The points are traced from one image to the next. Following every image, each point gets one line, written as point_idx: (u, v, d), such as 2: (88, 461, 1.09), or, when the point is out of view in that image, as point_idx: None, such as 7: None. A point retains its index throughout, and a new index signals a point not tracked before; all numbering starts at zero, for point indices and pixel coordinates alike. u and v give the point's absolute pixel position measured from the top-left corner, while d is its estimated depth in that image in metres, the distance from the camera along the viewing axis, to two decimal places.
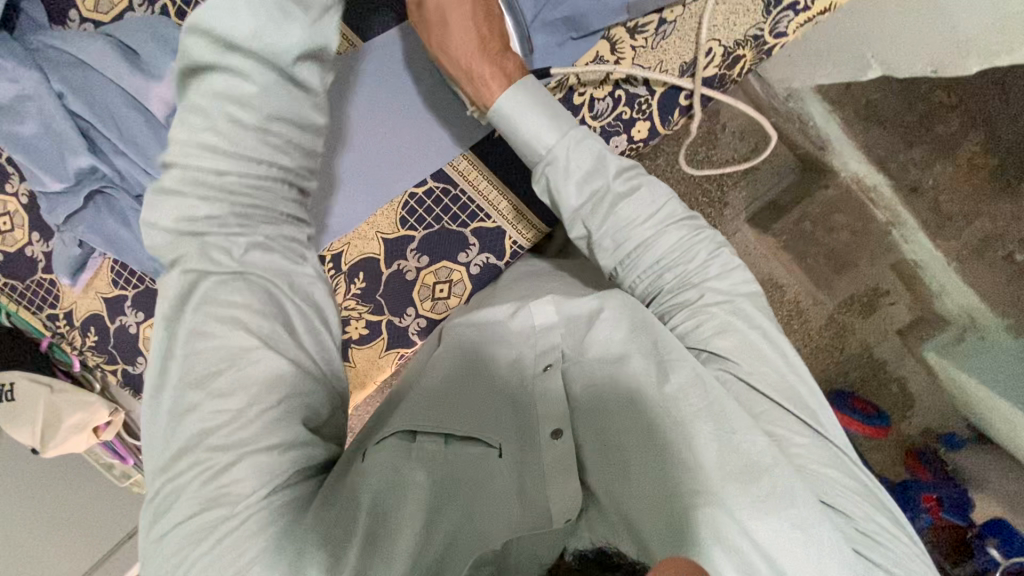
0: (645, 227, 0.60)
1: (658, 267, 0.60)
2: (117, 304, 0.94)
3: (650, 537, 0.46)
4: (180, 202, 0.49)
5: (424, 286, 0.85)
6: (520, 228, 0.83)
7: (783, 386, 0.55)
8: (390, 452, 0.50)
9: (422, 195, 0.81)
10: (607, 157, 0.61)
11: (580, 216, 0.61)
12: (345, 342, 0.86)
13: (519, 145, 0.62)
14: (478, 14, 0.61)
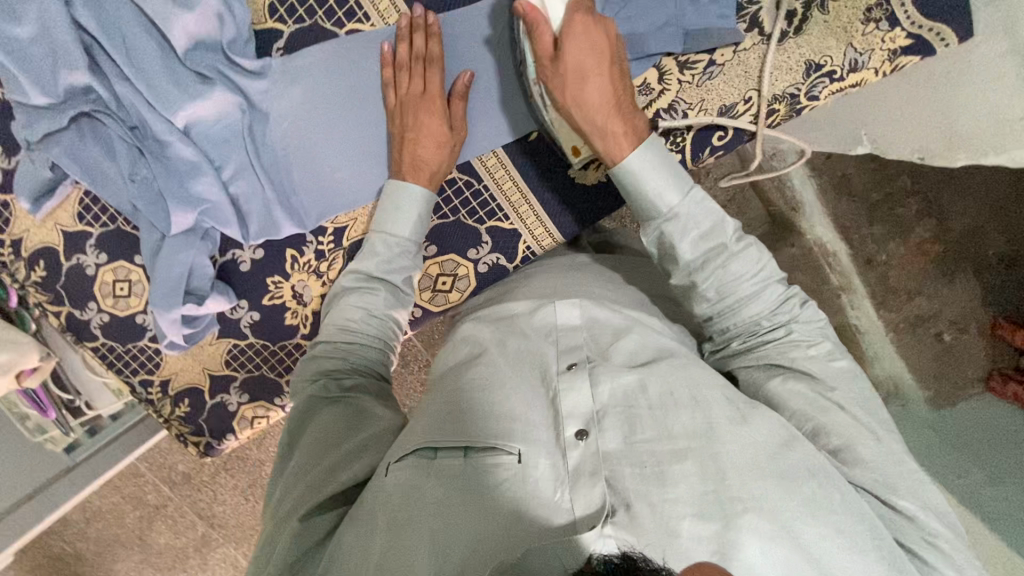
0: (752, 283, 0.62)
1: (756, 316, 0.62)
2: (78, 241, 0.85)
3: (687, 541, 0.46)
4: (345, 321, 0.71)
5: (425, 275, 0.83)
6: (537, 235, 0.81)
7: (841, 398, 0.56)
8: (410, 468, 0.54)
9: (443, 184, 0.79)
10: (725, 220, 0.63)
11: (688, 269, 0.63)
12: None
13: (640, 201, 0.65)
14: (614, 75, 0.67)
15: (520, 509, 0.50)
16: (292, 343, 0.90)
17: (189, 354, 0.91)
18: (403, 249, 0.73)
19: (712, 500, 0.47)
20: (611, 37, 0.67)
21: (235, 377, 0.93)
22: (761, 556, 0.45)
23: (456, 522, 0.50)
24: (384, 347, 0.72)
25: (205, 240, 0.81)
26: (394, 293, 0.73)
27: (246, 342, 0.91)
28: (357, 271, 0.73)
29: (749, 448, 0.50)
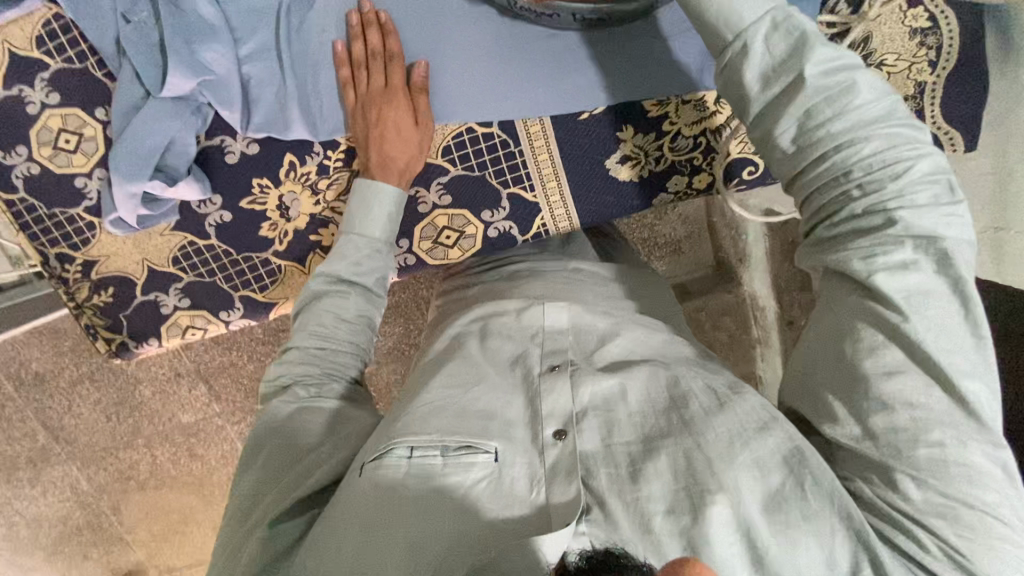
0: (857, 130, 0.53)
1: (847, 183, 0.53)
2: (28, 69, 0.70)
3: (660, 536, 0.48)
4: (306, 339, 0.68)
5: (431, 225, 0.79)
6: (557, 215, 0.80)
7: (915, 327, 0.49)
8: (388, 467, 0.54)
9: (479, 136, 0.75)
10: (814, 43, 0.53)
11: (756, 106, 0.56)
12: (310, 242, 0.80)
13: (706, 31, 0.58)
14: None
15: (491, 509, 0.52)
16: (259, 257, 0.81)
17: (132, 239, 0.79)
18: (376, 248, 0.71)
19: (683, 497, 0.49)
20: None
21: (178, 278, 0.82)
22: (726, 547, 0.48)
23: (427, 526, 0.51)
24: (362, 353, 0.70)
25: (195, 115, 0.72)
26: (368, 297, 0.71)
27: (206, 243, 0.80)
28: (330, 274, 0.69)
29: (723, 437, 0.51)
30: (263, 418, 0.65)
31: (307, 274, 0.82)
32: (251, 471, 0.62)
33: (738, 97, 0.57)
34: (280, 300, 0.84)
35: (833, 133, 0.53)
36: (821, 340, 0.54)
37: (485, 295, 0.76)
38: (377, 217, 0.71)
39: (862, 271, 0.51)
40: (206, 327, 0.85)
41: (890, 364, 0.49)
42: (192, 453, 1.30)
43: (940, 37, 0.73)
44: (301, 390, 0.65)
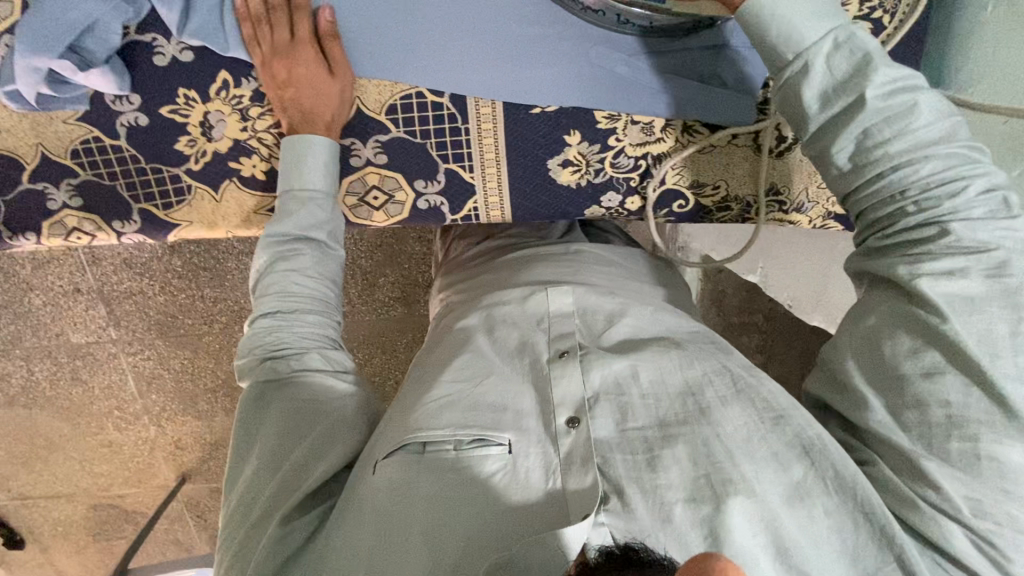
0: (916, 148, 0.60)
1: (903, 198, 0.62)
2: None
3: (681, 526, 0.55)
4: (273, 297, 0.75)
5: (361, 181, 0.77)
6: (489, 202, 0.80)
7: (956, 329, 0.56)
8: (402, 464, 0.61)
9: (429, 103, 0.73)
10: (877, 68, 0.60)
11: (816, 120, 0.63)
12: (228, 170, 0.76)
13: (765, 49, 0.64)
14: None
15: (510, 494, 0.58)
16: (169, 172, 0.76)
17: (30, 120, 0.72)
18: (319, 200, 0.74)
19: (705, 484, 0.56)
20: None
21: (74, 173, 0.75)
22: (750, 535, 0.54)
23: (450, 518, 0.57)
24: (325, 307, 0.77)
25: (128, 4, 0.67)
26: (320, 250, 0.77)
27: (113, 143, 0.74)
28: (272, 233, 0.74)
29: (739, 434, 0.59)
30: (254, 410, 0.73)
31: (218, 202, 0.78)
32: (262, 473, 0.68)
33: (798, 114, 0.64)
34: (184, 223, 0.79)
35: (891, 153, 0.61)
36: (857, 338, 0.63)
37: (494, 284, 0.83)
38: (310, 169, 0.72)
39: (907, 275, 0.60)
40: (94, 233, 0.79)
41: (930, 364, 0.57)
42: (113, 351, 1.48)
43: None
44: (281, 364, 0.73)
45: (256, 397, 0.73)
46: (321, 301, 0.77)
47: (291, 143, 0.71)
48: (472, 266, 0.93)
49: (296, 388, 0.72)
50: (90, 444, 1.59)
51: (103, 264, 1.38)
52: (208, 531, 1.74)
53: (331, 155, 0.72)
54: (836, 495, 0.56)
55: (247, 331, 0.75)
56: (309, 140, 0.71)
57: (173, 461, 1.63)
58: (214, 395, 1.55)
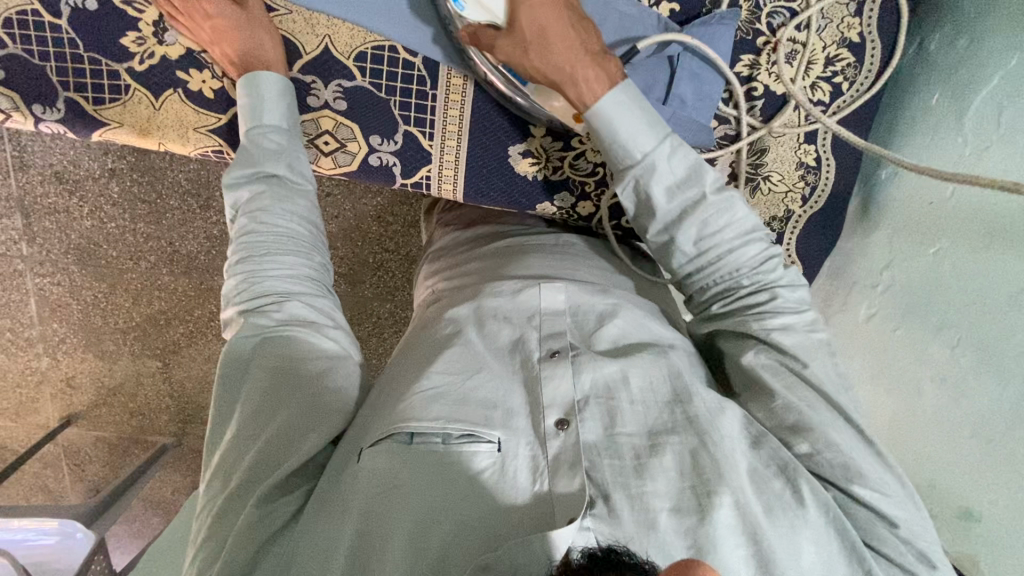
0: (739, 233, 0.66)
1: (736, 274, 0.67)
2: None
3: (664, 532, 0.52)
4: (241, 247, 0.69)
5: (315, 123, 0.75)
6: (444, 175, 0.78)
7: (816, 372, 0.62)
8: (392, 455, 0.57)
9: (400, 60, 0.71)
10: (703, 171, 0.66)
11: (666, 219, 0.66)
12: (175, 79, 0.72)
13: (614, 149, 0.65)
14: (585, 77, 0.64)
15: (497, 494, 0.54)
16: (108, 66, 0.70)
17: None
18: (280, 136, 0.71)
19: (690, 497, 0.54)
20: (579, 68, 0.64)
21: (3, 45, 0.69)
22: (732, 547, 0.52)
23: (435, 515, 0.53)
24: (304, 252, 0.71)
25: None
26: (288, 187, 0.71)
27: (53, 21, 0.68)
28: (235, 171, 0.70)
29: (727, 444, 0.57)
30: (233, 370, 0.67)
31: (156, 110, 0.73)
32: (235, 446, 0.63)
33: (649, 210, 0.67)
34: (114, 125, 0.74)
35: (723, 235, 0.66)
36: (743, 383, 0.65)
37: (487, 273, 0.79)
38: (264, 100, 0.69)
39: (762, 333, 0.64)
40: (10, 112, 0.72)
41: (805, 398, 0.61)
42: (20, 269, 1.36)
43: (819, 178, 0.79)
44: (263, 319, 0.67)
45: (236, 356, 0.67)
46: (299, 242, 0.71)
47: (251, 81, 0.68)
48: (456, 253, 0.89)
49: (281, 343, 0.66)
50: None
51: (31, 173, 1.28)
52: (83, 485, 1.59)
53: (273, 99, 0.69)
54: (816, 514, 0.55)
55: (223, 286, 0.70)
56: (252, 76, 0.68)
57: (59, 401, 1.49)
58: (124, 336, 1.44)
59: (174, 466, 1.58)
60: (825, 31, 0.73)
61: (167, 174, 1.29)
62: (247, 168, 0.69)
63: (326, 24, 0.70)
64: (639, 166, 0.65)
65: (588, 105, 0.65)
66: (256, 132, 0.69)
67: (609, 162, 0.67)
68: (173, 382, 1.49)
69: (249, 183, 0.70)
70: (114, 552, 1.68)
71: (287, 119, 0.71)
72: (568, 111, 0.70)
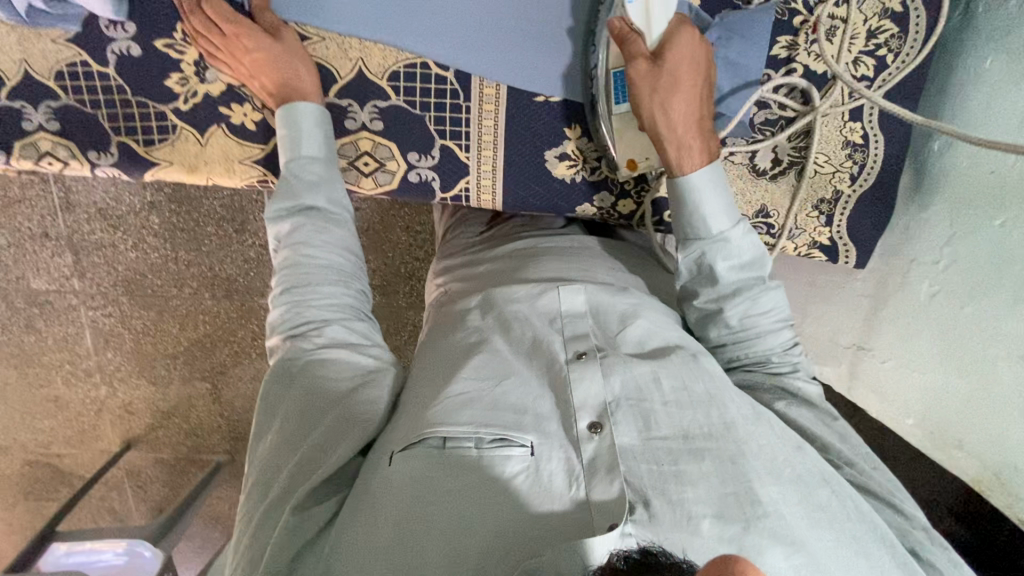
0: (782, 314, 0.72)
1: (774, 350, 0.71)
2: None
3: (710, 537, 0.51)
4: (286, 278, 0.71)
5: (353, 145, 0.76)
6: (482, 185, 0.78)
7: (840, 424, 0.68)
8: (424, 461, 0.57)
9: (432, 76, 0.72)
10: (763, 263, 0.71)
11: (721, 292, 0.71)
12: (218, 115, 0.74)
13: (694, 219, 0.70)
14: (690, 152, 0.69)
15: (533, 502, 0.54)
16: (155, 108, 0.73)
17: (17, 35, 0.70)
18: (320, 168, 0.72)
19: (731, 500, 0.53)
20: (687, 147, 0.69)
21: (56, 96, 0.72)
22: (779, 557, 0.51)
23: (472, 522, 0.53)
24: (344, 280, 0.72)
25: None
26: (324, 217, 0.72)
27: (100, 70, 0.71)
28: (278, 204, 0.71)
29: (762, 449, 0.57)
30: (279, 393, 0.68)
31: (203, 147, 0.75)
32: (277, 461, 0.65)
33: (710, 278, 0.71)
34: (163, 164, 0.76)
35: (769, 306, 0.71)
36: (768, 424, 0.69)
37: (501, 276, 0.79)
38: (301, 133, 0.70)
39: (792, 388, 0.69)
40: (68, 160, 0.76)
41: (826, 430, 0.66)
42: (74, 303, 1.42)
43: (867, 156, 0.77)
44: (303, 343, 0.69)
45: (280, 379, 0.69)
46: (339, 271, 0.72)
47: (288, 112, 0.69)
48: (468, 252, 0.89)
49: (323, 364, 0.68)
50: (34, 396, 1.52)
51: (77, 211, 1.33)
52: (146, 505, 1.66)
53: (311, 133, 0.70)
54: (855, 521, 0.55)
55: (268, 316, 0.72)
56: (291, 105, 0.69)
57: (119, 426, 1.56)
58: (173, 361, 1.49)
59: (230, 482, 1.64)
60: (865, 3, 0.70)
61: (203, 202, 1.33)
62: (288, 202, 0.71)
63: (358, 48, 0.71)
64: (714, 240, 0.69)
65: (683, 171, 0.69)
66: (296, 163, 0.71)
67: (680, 229, 0.72)
68: (223, 402, 1.53)
69: (292, 215, 0.72)
70: (179, 568, 1.75)
71: (323, 152, 0.72)
72: (625, 154, 0.73)
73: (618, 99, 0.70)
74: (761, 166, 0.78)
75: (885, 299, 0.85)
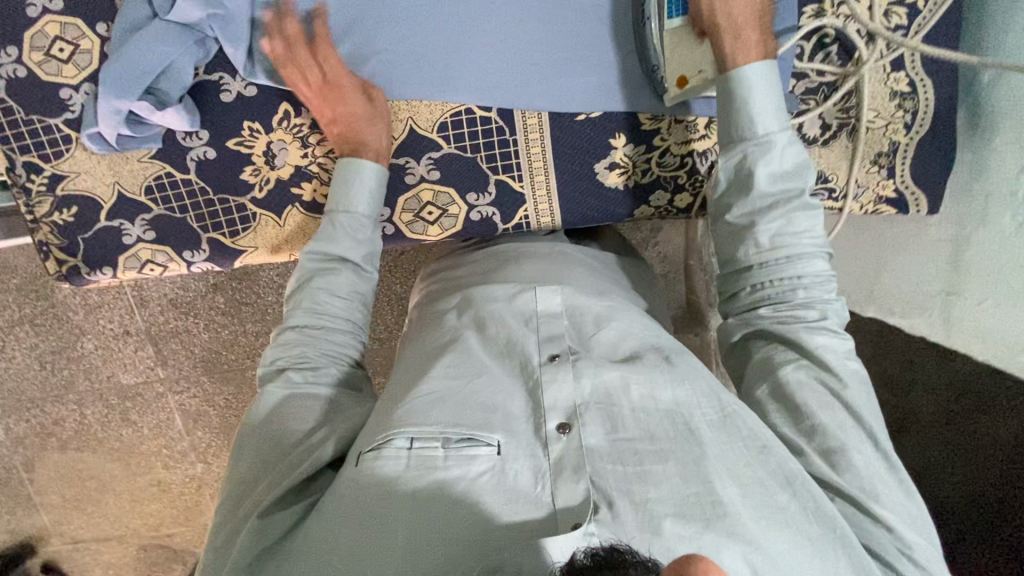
0: (811, 247, 0.64)
1: (796, 282, 0.64)
2: None
3: (668, 538, 0.48)
4: (298, 318, 0.70)
5: (416, 198, 0.80)
6: (540, 209, 0.81)
7: (852, 395, 0.59)
8: (388, 467, 0.54)
9: (477, 118, 0.77)
10: (806, 172, 0.65)
11: (753, 205, 0.65)
12: (290, 195, 0.80)
13: (739, 116, 0.65)
14: (747, 44, 0.66)
15: (495, 504, 0.51)
16: (236, 201, 0.80)
17: (107, 161, 0.78)
18: (361, 222, 0.73)
19: (693, 503, 0.50)
20: (746, 41, 0.66)
21: (148, 209, 0.80)
22: (728, 556, 0.48)
23: (428, 528, 0.50)
24: (354, 331, 0.72)
25: (197, 46, 0.72)
26: (357, 271, 0.73)
27: (183, 178, 0.79)
28: (316, 248, 0.72)
29: (726, 451, 0.54)
30: (256, 415, 0.65)
31: (282, 227, 0.81)
32: (245, 470, 0.62)
33: (743, 185, 0.65)
34: (249, 250, 0.83)
35: (784, 244, 0.64)
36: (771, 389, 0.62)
37: (472, 280, 0.76)
38: (356, 185, 0.72)
39: (807, 342, 0.62)
40: (166, 264, 0.83)
41: (824, 400, 0.59)
42: None
43: (917, 102, 0.76)
44: (294, 375, 0.67)
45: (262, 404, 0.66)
46: (355, 325, 0.72)
47: (349, 164, 0.73)
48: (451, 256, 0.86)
49: (313, 402, 0.65)
50: (137, 485, 1.47)
51: None
52: None
53: (366, 187, 0.73)
54: (812, 521, 0.52)
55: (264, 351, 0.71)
56: (354, 159, 0.72)
57: None
58: None
59: None
60: None
61: None
62: (322, 248, 0.72)
63: (408, 107, 0.76)
64: (756, 138, 0.64)
65: (738, 64, 0.65)
66: (345, 215, 0.72)
67: (723, 130, 0.67)
68: None
69: (322, 258, 0.72)
70: None
71: (372, 207, 0.74)
72: (676, 70, 0.71)
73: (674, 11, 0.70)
74: (811, 135, 0.78)
75: (967, 241, 0.83)
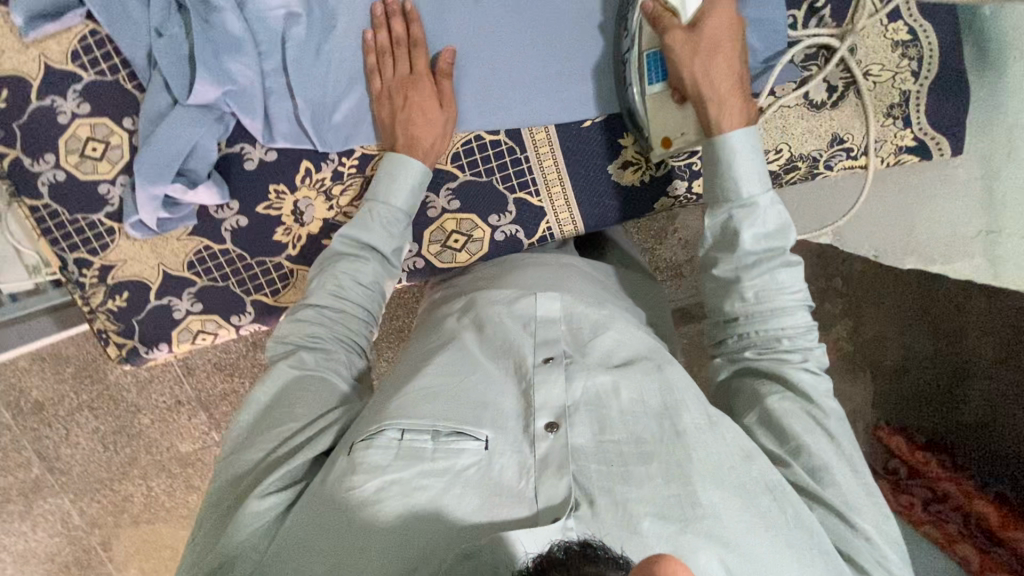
0: (792, 299, 0.64)
1: (781, 333, 0.63)
2: (62, 83, 0.77)
3: (646, 536, 0.49)
4: (318, 303, 0.71)
5: (440, 229, 0.82)
6: (561, 219, 0.82)
7: (834, 429, 0.59)
8: (377, 456, 0.54)
9: (487, 143, 0.79)
10: (788, 231, 0.65)
11: (739, 261, 0.65)
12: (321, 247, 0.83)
13: (722, 175, 0.66)
14: (734, 105, 0.67)
15: (476, 497, 0.52)
16: (272, 261, 0.83)
17: (149, 244, 0.82)
18: (395, 215, 0.74)
19: (674, 503, 0.50)
20: (732, 104, 0.67)
21: (193, 283, 0.84)
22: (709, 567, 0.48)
23: (410, 518, 0.51)
24: (370, 318, 0.73)
25: (218, 123, 0.76)
26: (384, 265, 0.74)
27: (220, 248, 0.82)
28: (349, 235, 0.73)
29: (715, 457, 0.54)
30: (263, 396, 0.65)
31: None
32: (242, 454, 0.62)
33: (729, 240, 0.66)
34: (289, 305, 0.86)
35: (765, 279, 0.64)
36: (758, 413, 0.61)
37: (464, 291, 0.77)
38: (399, 181, 0.73)
39: (792, 376, 0.61)
40: (217, 331, 0.86)
41: (810, 428, 0.58)
42: None
43: (920, 47, 0.76)
44: (307, 355, 0.67)
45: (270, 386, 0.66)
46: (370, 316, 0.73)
47: (394, 159, 0.74)
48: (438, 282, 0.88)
49: (325, 390, 0.66)
50: None
51: None
52: None
53: (407, 187, 0.74)
54: (792, 541, 0.52)
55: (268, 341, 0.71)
56: (406, 158, 0.73)
57: None
58: None
59: None
60: None
61: None
62: (354, 242, 0.73)
63: None
64: (740, 201, 0.65)
65: (721, 131, 0.67)
66: (376, 207, 0.73)
67: (709, 188, 0.68)
68: None
69: (351, 246, 0.73)
70: None
71: (412, 203, 0.75)
72: (660, 133, 0.73)
73: (653, 76, 0.71)
74: (817, 99, 0.77)
75: None
